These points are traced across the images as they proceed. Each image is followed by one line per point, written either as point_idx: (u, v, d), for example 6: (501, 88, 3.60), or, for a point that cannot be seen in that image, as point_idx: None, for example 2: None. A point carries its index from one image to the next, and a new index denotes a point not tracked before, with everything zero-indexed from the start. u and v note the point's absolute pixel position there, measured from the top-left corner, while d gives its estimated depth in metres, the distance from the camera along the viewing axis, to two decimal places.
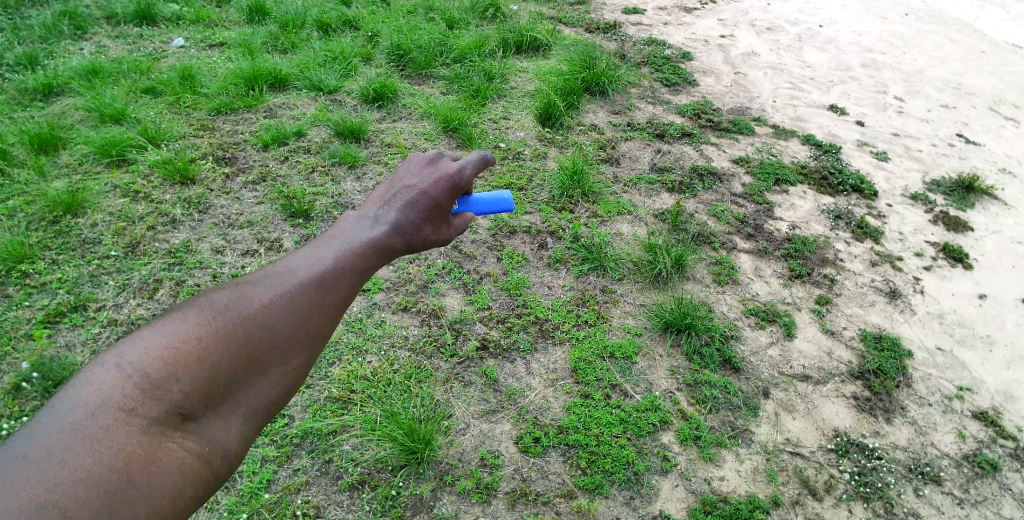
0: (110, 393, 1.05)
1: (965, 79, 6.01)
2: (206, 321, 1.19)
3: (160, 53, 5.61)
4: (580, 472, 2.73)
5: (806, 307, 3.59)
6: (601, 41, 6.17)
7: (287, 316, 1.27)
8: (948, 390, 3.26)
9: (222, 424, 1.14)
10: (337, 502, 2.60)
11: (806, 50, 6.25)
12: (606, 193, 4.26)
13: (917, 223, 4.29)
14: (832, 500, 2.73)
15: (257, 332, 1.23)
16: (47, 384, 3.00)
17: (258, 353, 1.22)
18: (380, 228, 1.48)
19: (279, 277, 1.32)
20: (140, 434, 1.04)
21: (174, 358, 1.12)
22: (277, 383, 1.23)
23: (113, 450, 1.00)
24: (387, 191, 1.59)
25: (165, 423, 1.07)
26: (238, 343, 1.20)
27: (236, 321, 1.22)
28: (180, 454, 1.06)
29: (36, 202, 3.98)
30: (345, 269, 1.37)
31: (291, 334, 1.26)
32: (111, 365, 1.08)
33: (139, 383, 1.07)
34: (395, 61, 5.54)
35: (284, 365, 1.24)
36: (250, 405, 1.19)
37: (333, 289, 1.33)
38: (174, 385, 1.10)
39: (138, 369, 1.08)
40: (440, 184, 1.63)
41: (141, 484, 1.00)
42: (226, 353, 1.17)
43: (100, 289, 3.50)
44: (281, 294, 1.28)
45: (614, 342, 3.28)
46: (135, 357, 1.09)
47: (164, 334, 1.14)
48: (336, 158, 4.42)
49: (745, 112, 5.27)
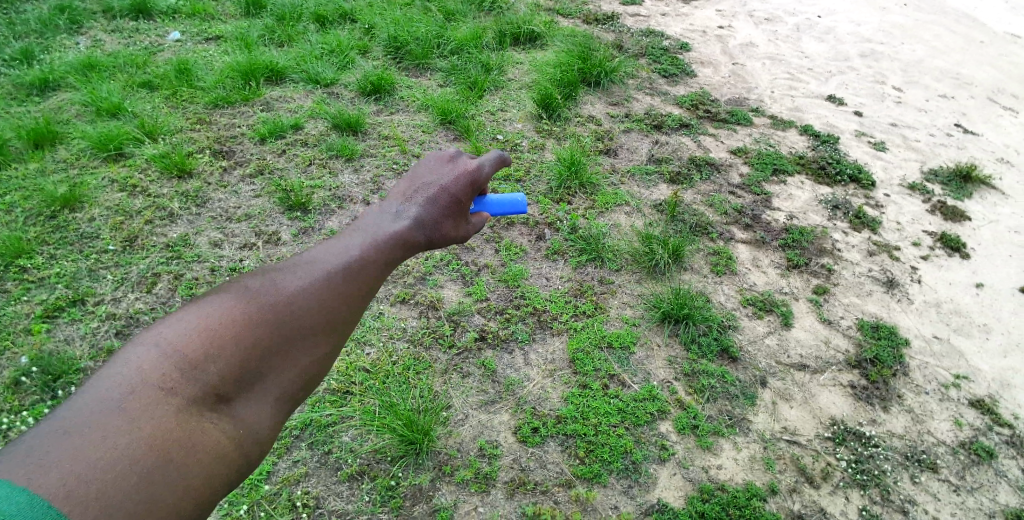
0: (147, 373, 1.10)
1: (963, 69, 6.00)
2: (239, 306, 1.24)
3: (156, 47, 5.59)
4: (579, 461, 2.75)
5: (803, 297, 3.60)
6: (599, 32, 6.15)
7: (311, 304, 1.30)
8: (944, 378, 3.27)
9: (249, 409, 1.18)
10: (337, 493, 2.61)
11: (804, 40, 6.23)
12: (604, 185, 4.27)
13: (915, 213, 4.30)
14: (829, 487, 2.74)
15: (286, 320, 1.26)
16: (47, 378, 3.01)
17: (287, 341, 1.25)
18: (401, 222, 1.47)
19: (306, 267, 1.35)
20: (176, 414, 1.08)
21: (208, 342, 1.17)
22: (301, 373, 1.26)
23: (147, 429, 1.05)
24: (409, 186, 1.56)
25: (200, 404, 1.12)
26: (265, 329, 1.23)
27: (265, 307, 1.25)
28: (211, 437, 1.10)
29: (34, 197, 3.97)
30: (367, 261, 1.38)
31: (315, 323, 1.29)
32: (150, 345, 1.14)
33: (175, 365, 1.12)
34: (392, 54, 5.53)
35: (308, 353, 1.27)
36: (275, 394, 1.22)
37: (356, 281, 1.36)
38: (209, 368, 1.15)
39: (174, 350, 1.14)
40: (461, 181, 1.60)
41: (174, 463, 1.04)
42: (255, 340, 1.21)
43: (98, 283, 3.50)
44: (309, 283, 1.31)
45: (612, 332, 3.30)
46: (172, 339, 1.15)
47: (198, 319, 1.19)
48: (333, 150, 4.42)
49: (743, 103, 5.26)
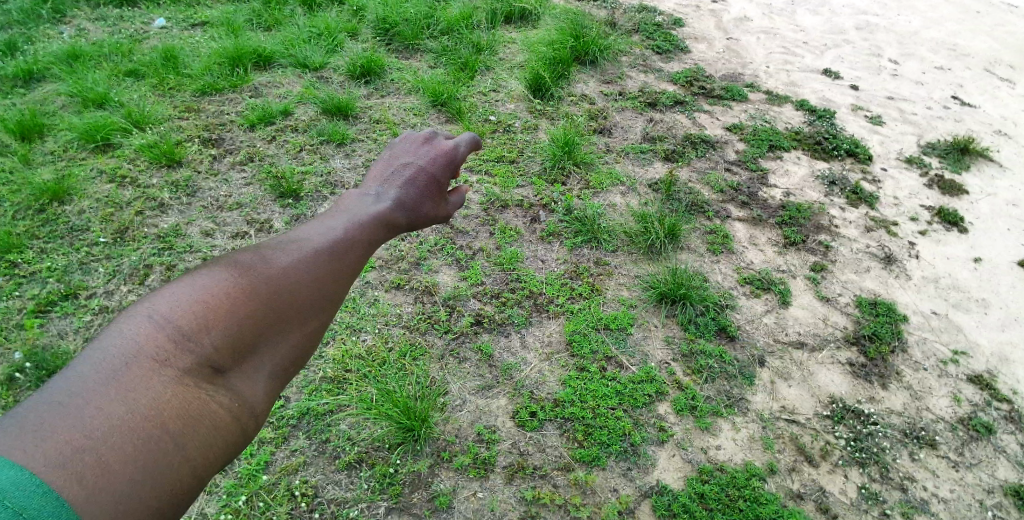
0: (140, 341, 0.87)
1: (959, 40, 5.92)
2: (233, 273, 0.97)
3: (141, 35, 5.48)
4: (577, 445, 2.74)
5: (801, 275, 3.58)
6: (592, 9, 6.05)
7: (316, 265, 1.04)
8: (943, 354, 3.26)
9: (253, 380, 0.93)
10: (335, 481, 2.60)
11: (799, 13, 6.14)
12: (598, 164, 4.23)
13: (912, 188, 4.26)
14: (828, 466, 2.74)
15: (288, 285, 1.00)
16: (41, 374, 2.96)
17: (291, 309, 0.99)
18: (384, 202, 1.20)
19: (305, 232, 1.08)
20: (172, 385, 0.85)
21: (203, 308, 0.92)
22: (303, 339, 0.99)
23: (142, 399, 0.82)
24: (388, 164, 1.29)
25: (198, 374, 0.88)
26: (267, 289, 0.98)
27: (265, 272, 0.99)
28: (211, 409, 0.87)
29: (22, 190, 3.90)
30: (365, 226, 1.13)
31: (320, 285, 1.03)
32: (143, 315, 0.90)
33: (168, 333, 0.89)
34: (381, 35, 5.44)
35: (314, 319, 1.01)
36: (281, 360, 0.96)
37: (359, 245, 1.10)
38: (205, 336, 0.90)
39: (167, 319, 0.90)
40: (439, 160, 1.31)
41: (176, 434, 0.83)
42: (256, 302, 0.96)
43: (90, 276, 3.45)
44: (312, 246, 1.05)
45: (609, 314, 3.28)
46: (165, 304, 0.91)
47: (190, 284, 0.94)
48: (324, 136, 4.36)
49: (738, 78, 5.20)
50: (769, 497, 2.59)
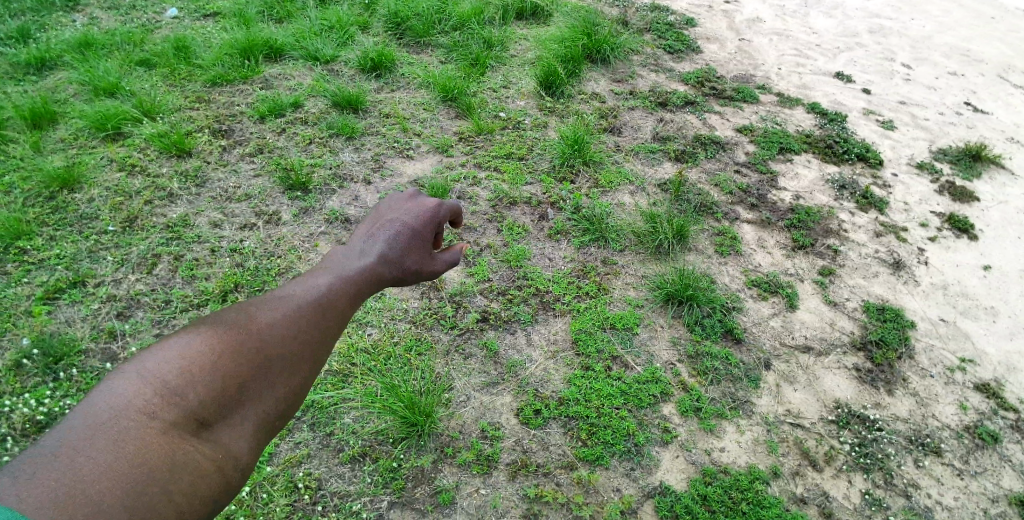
0: (132, 395, 1.01)
1: (973, 45, 5.88)
2: (218, 335, 1.13)
3: (153, 25, 5.49)
4: (581, 444, 2.74)
5: (809, 278, 3.57)
6: (604, 7, 6.03)
7: (294, 327, 1.20)
8: (950, 361, 3.24)
9: (232, 433, 1.06)
10: (339, 474, 2.61)
11: (812, 16, 6.10)
12: (607, 163, 4.21)
13: (922, 193, 4.24)
14: (832, 471, 2.73)
15: (267, 345, 1.15)
16: (48, 361, 2.94)
17: (268, 368, 1.14)
18: (365, 263, 1.36)
19: (285, 297, 1.24)
20: (160, 435, 0.98)
21: (190, 368, 1.06)
22: (282, 393, 1.14)
23: (131, 448, 0.95)
24: (370, 227, 1.46)
25: (183, 426, 1.01)
26: (251, 350, 1.13)
27: (247, 334, 1.15)
28: (196, 458, 1.00)
29: (33, 177, 3.92)
30: (343, 290, 1.29)
31: (298, 346, 1.19)
32: (136, 372, 1.03)
33: (158, 387, 1.03)
34: (393, 30, 5.43)
35: (290, 376, 1.16)
36: (258, 415, 1.11)
37: (334, 307, 1.26)
38: (191, 391, 1.04)
39: (157, 375, 1.04)
40: (415, 227, 1.48)
41: (162, 479, 0.95)
42: (237, 361, 1.11)
43: (98, 264, 3.46)
44: (289, 310, 1.22)
45: (615, 313, 3.27)
46: (157, 361, 1.05)
47: (180, 344, 1.09)
48: (333, 129, 4.36)
49: (749, 80, 5.17)
50: (772, 500, 2.58)
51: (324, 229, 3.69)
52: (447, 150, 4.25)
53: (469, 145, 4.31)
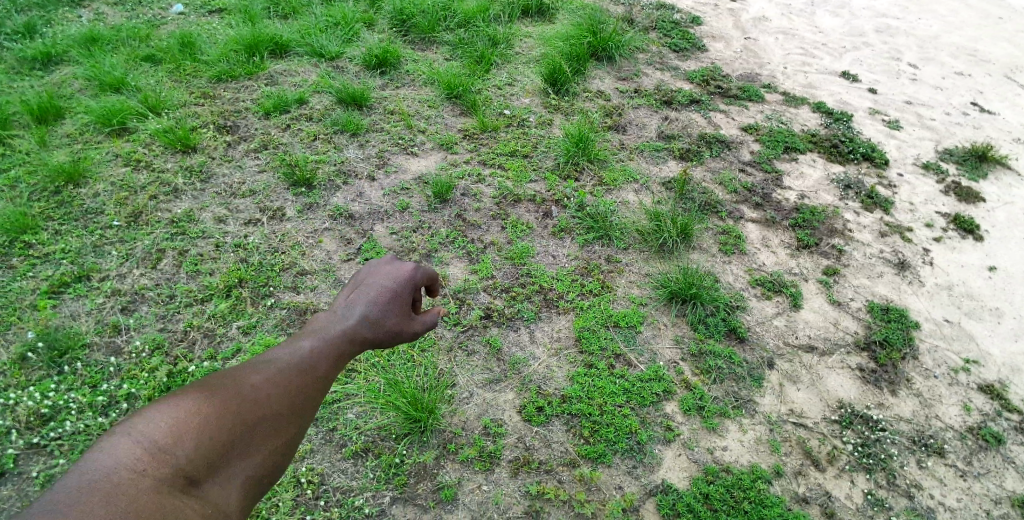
0: (123, 455, 1.03)
1: (980, 45, 5.85)
2: (207, 395, 1.17)
3: (159, 21, 5.50)
4: (583, 441, 2.74)
5: (813, 278, 3.56)
6: (610, 5, 6.02)
7: (278, 387, 1.25)
8: (954, 362, 3.23)
9: (221, 490, 1.10)
10: (341, 469, 2.61)
11: (819, 15, 6.08)
12: (612, 161, 4.21)
13: (928, 194, 4.22)
14: (835, 471, 2.73)
15: (254, 404, 1.20)
16: (53, 354, 2.96)
17: (255, 426, 1.19)
18: (347, 324, 1.42)
19: (270, 360, 1.30)
20: (152, 491, 1.01)
21: (179, 427, 1.10)
22: (268, 451, 1.19)
23: (124, 504, 0.97)
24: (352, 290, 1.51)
25: (174, 483, 1.04)
26: (238, 410, 1.18)
27: (234, 395, 1.20)
28: (186, 513, 1.02)
29: (38, 172, 3.93)
30: (326, 350, 1.36)
31: (284, 405, 1.24)
32: (127, 431, 1.06)
33: (149, 446, 1.06)
34: (398, 26, 5.43)
35: (276, 434, 1.21)
36: (246, 471, 1.15)
37: (317, 369, 1.32)
38: (180, 449, 1.08)
39: (148, 435, 1.07)
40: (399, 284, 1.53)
41: None
42: (226, 420, 1.15)
43: (103, 259, 3.47)
44: (276, 372, 1.27)
45: (619, 311, 3.26)
46: (147, 422, 1.08)
47: (168, 404, 1.12)
48: (338, 125, 4.36)
49: (755, 78, 5.16)
50: (775, 500, 2.58)
51: (328, 225, 3.69)
52: (451, 147, 4.25)
53: (473, 142, 4.31)
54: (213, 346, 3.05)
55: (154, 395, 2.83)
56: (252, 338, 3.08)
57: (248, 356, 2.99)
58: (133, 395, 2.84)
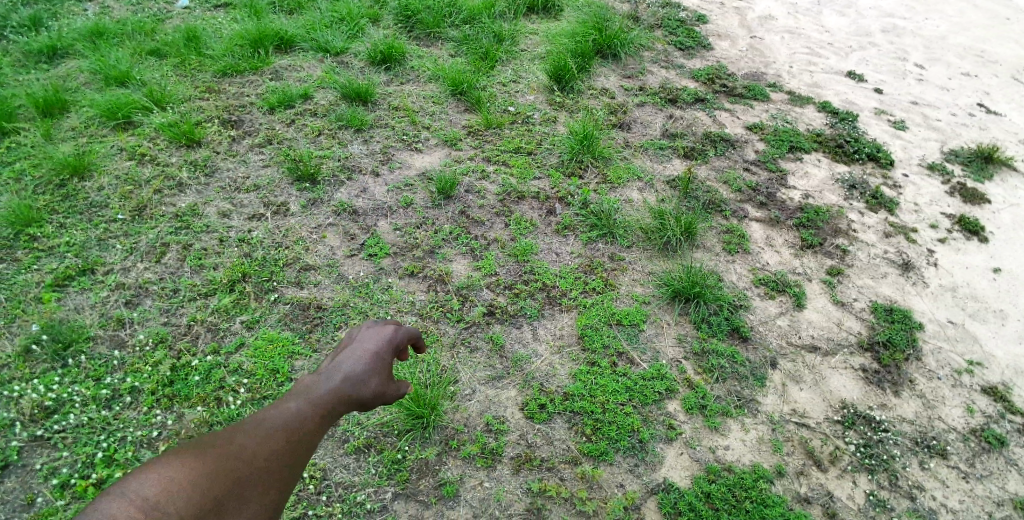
0: (123, 510, 1.15)
1: (987, 46, 5.82)
2: (200, 458, 1.31)
3: (164, 15, 5.50)
4: (585, 439, 2.74)
5: (817, 278, 3.55)
6: (615, 3, 6.00)
7: (266, 450, 1.41)
8: (957, 364, 3.22)
9: None
10: (343, 465, 2.62)
11: (825, 14, 6.06)
12: (616, 159, 4.20)
13: (933, 195, 4.21)
14: (836, 471, 2.73)
15: (241, 467, 1.35)
16: (57, 347, 2.96)
17: (240, 488, 1.33)
18: (332, 389, 1.58)
19: (258, 424, 1.45)
20: None
21: (174, 488, 1.23)
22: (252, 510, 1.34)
23: None
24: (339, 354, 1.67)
25: None
26: (228, 472, 1.33)
27: (225, 458, 1.34)
28: None
29: (43, 165, 3.94)
30: (310, 415, 1.52)
31: (270, 466, 1.40)
32: (127, 490, 1.19)
33: (145, 504, 1.18)
34: (403, 22, 5.42)
35: (259, 495, 1.36)
36: None
37: (301, 434, 1.48)
38: (173, 506, 1.21)
39: (147, 494, 1.19)
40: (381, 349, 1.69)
41: None
42: (216, 482, 1.30)
43: (107, 252, 3.47)
44: (264, 435, 1.43)
45: (622, 309, 3.26)
46: (146, 481, 1.21)
47: (165, 466, 1.26)
48: (342, 121, 4.36)
49: (760, 77, 5.15)
50: (776, 499, 2.58)
51: (332, 220, 3.69)
52: (455, 143, 4.25)
53: (478, 139, 4.31)
54: (217, 340, 3.05)
55: (158, 389, 2.84)
56: (255, 332, 3.09)
57: (251, 350, 2.99)
58: (136, 388, 2.85)
